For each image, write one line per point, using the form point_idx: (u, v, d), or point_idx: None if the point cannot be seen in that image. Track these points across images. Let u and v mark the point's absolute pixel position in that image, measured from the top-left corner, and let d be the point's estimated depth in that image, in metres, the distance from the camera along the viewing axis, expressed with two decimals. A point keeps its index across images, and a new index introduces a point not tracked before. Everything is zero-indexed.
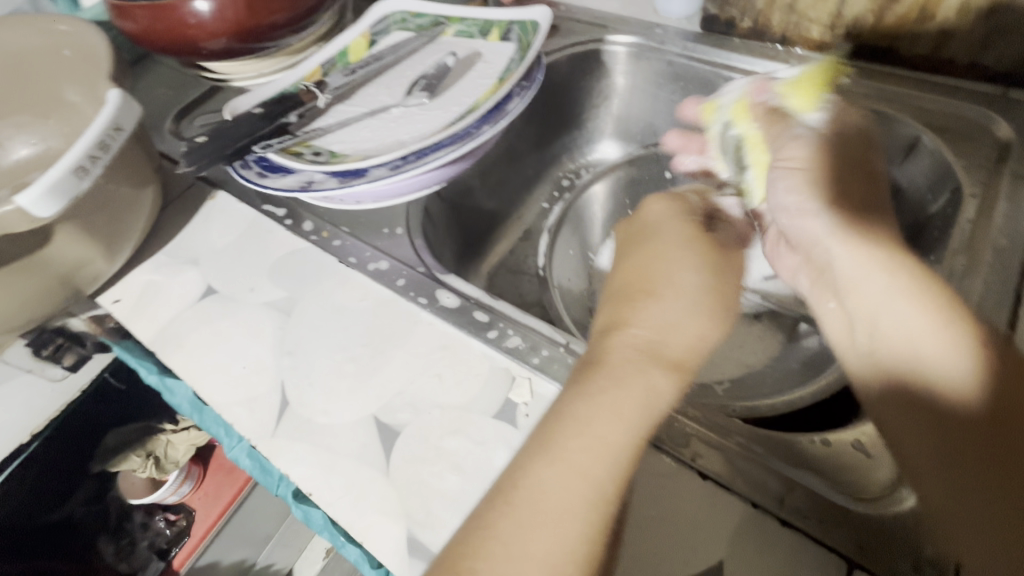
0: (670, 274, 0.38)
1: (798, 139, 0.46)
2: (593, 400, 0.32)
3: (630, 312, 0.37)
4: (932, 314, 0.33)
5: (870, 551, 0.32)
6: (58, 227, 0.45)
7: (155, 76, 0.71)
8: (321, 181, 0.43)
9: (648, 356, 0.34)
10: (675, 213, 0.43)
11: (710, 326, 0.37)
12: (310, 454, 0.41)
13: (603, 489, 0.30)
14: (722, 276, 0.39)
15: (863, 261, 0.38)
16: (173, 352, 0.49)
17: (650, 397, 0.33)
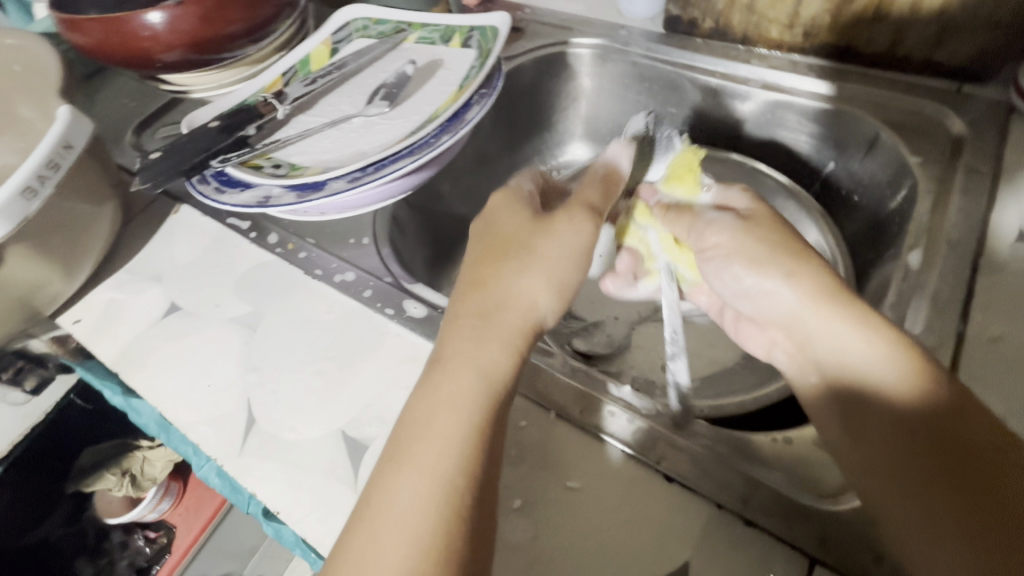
0: (513, 258, 0.37)
1: (714, 224, 0.40)
2: (438, 375, 0.33)
3: (475, 289, 0.37)
4: (871, 331, 0.33)
5: (831, 546, 0.33)
6: (10, 248, 0.44)
7: (115, 88, 0.70)
8: (279, 195, 0.42)
9: (483, 335, 0.34)
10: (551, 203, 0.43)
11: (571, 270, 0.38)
12: (278, 472, 0.41)
13: (453, 478, 0.30)
14: (567, 248, 0.38)
15: (827, 321, 0.35)
16: (136, 372, 0.48)
17: (490, 371, 0.33)
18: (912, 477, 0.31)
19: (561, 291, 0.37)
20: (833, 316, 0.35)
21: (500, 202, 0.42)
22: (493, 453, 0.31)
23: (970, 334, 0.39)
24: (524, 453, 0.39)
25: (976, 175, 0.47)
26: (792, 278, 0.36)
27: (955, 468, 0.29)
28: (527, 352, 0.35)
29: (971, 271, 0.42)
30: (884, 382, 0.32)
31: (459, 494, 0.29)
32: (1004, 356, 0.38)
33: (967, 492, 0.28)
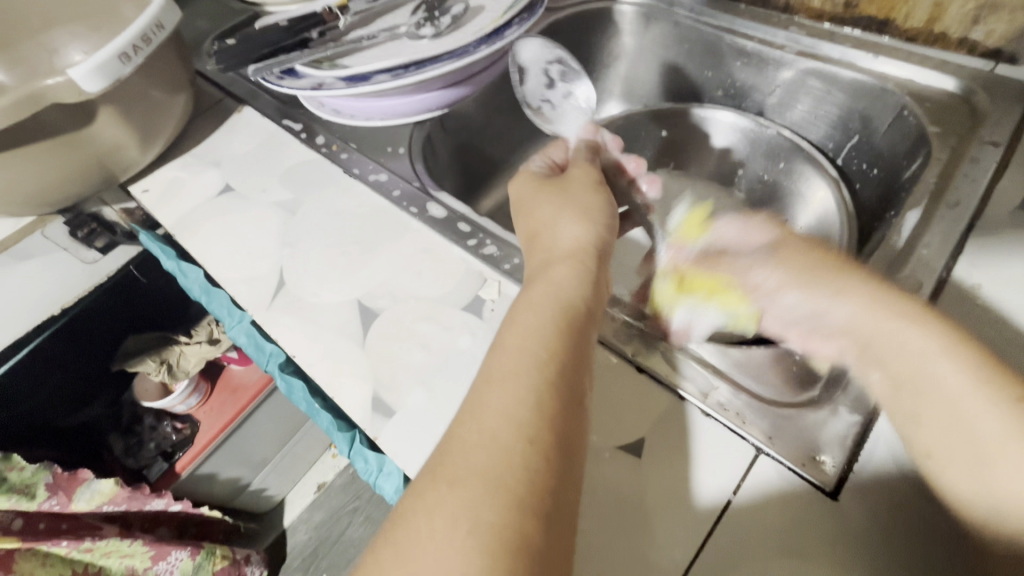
0: (544, 212, 0.44)
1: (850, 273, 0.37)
2: (521, 299, 0.37)
3: (534, 248, 0.42)
4: (924, 323, 0.34)
5: (773, 440, 0.36)
6: (100, 108, 0.51)
7: (198, 4, 0.77)
8: (331, 83, 0.47)
9: (549, 266, 0.39)
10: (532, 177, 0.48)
11: (591, 228, 0.41)
12: (298, 323, 0.46)
13: (537, 394, 0.30)
14: (593, 196, 0.45)
15: (869, 304, 0.35)
16: (189, 236, 0.55)
17: (562, 286, 0.37)
18: (987, 408, 0.30)
19: (602, 220, 0.42)
20: (873, 291, 0.36)
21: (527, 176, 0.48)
22: (577, 372, 0.33)
23: (949, 285, 0.41)
24: None
25: (989, 147, 0.48)
26: (843, 295, 0.36)
27: None
28: (590, 269, 0.39)
29: (964, 231, 0.43)
30: (962, 345, 0.32)
31: (553, 396, 0.31)
32: (980, 306, 0.40)
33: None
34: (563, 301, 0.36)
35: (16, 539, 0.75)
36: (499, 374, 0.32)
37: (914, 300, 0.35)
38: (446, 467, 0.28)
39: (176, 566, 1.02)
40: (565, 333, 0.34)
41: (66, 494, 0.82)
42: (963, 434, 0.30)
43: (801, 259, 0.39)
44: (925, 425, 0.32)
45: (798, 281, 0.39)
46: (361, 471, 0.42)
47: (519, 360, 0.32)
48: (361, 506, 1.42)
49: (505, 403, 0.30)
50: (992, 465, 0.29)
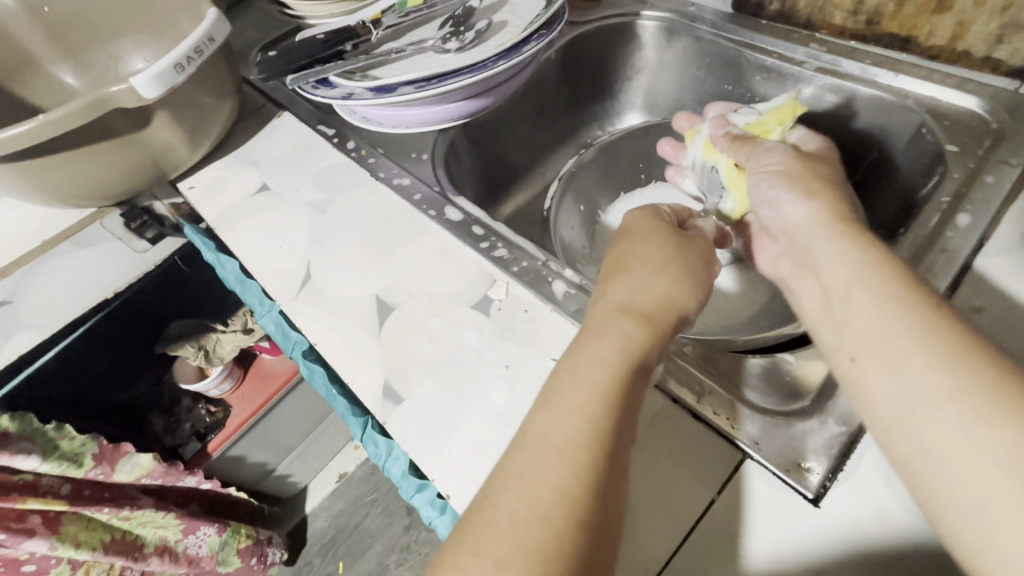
0: (639, 251, 0.42)
1: (772, 151, 0.48)
2: (581, 354, 0.36)
3: (610, 284, 0.41)
4: (899, 304, 0.32)
5: (760, 446, 0.37)
6: (156, 112, 0.57)
7: (247, 15, 0.83)
8: (359, 94, 0.51)
9: (621, 314, 0.38)
10: (651, 217, 0.46)
11: (681, 285, 0.40)
12: (320, 314, 0.50)
13: (585, 468, 0.30)
14: (691, 252, 0.43)
15: (828, 233, 0.39)
16: (228, 231, 0.59)
17: (631, 345, 0.36)
18: (927, 351, 0.30)
19: (689, 278, 0.41)
20: (843, 238, 0.38)
21: (640, 215, 0.46)
22: (624, 443, 0.32)
23: (952, 303, 0.41)
24: (518, 334, 0.45)
25: (1006, 166, 0.47)
26: (812, 197, 0.42)
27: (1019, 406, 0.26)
28: (662, 331, 0.38)
29: (972, 250, 0.43)
30: (942, 340, 0.30)
31: (600, 469, 0.31)
32: (982, 324, 0.40)
33: (987, 368, 0.28)
34: (629, 364, 0.35)
35: (65, 501, 0.83)
36: (544, 439, 0.32)
37: (889, 258, 0.35)
38: (483, 524, 0.29)
39: (204, 541, 1.08)
40: (626, 405, 0.33)
41: (110, 464, 0.89)
42: (901, 374, 0.30)
43: (800, 173, 0.44)
44: (880, 403, 0.31)
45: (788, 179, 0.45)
46: (372, 454, 0.45)
47: (573, 428, 0.32)
48: (379, 497, 1.47)
49: (550, 469, 0.30)
50: (925, 417, 0.28)
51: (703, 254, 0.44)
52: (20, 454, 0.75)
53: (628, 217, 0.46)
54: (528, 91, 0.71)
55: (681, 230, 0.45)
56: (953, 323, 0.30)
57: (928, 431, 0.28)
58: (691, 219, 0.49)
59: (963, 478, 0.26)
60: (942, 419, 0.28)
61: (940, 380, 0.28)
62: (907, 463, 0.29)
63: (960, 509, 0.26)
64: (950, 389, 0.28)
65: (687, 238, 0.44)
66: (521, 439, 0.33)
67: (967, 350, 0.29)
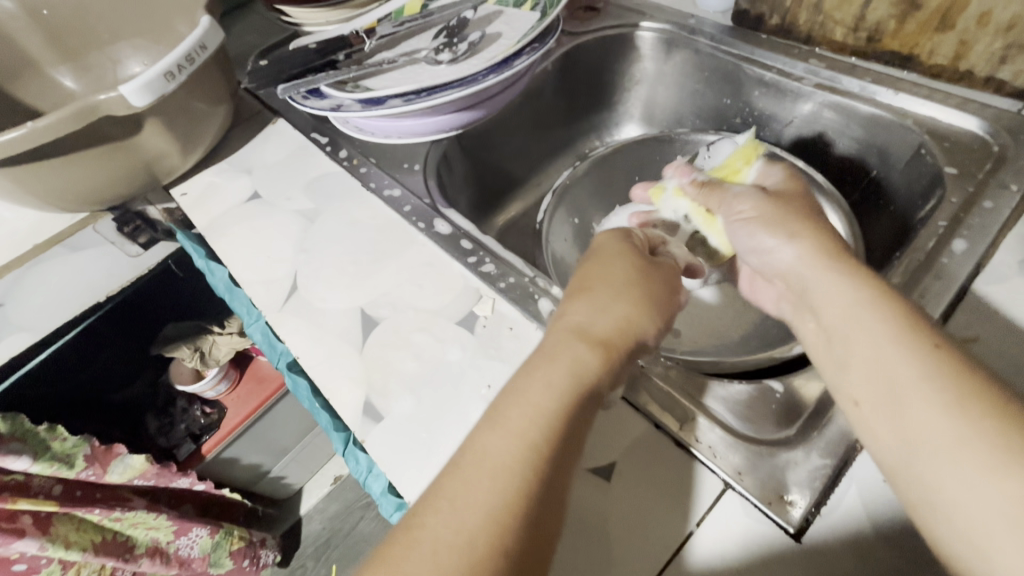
0: (603, 274, 0.42)
1: (742, 196, 0.47)
2: (529, 375, 0.36)
3: (570, 305, 0.41)
4: (885, 325, 0.33)
5: (741, 476, 0.36)
6: (148, 119, 0.57)
7: (247, 20, 0.83)
8: (349, 105, 0.51)
9: (575, 337, 0.38)
10: (618, 240, 0.46)
11: (640, 311, 0.39)
12: (304, 326, 0.50)
13: (517, 493, 0.30)
14: (653, 278, 0.43)
15: (820, 273, 0.38)
16: (218, 238, 0.59)
17: (575, 368, 0.36)
18: (931, 397, 0.30)
19: (649, 304, 0.40)
20: (836, 272, 0.37)
21: (609, 237, 0.47)
22: (561, 471, 0.32)
23: (945, 332, 0.40)
24: (502, 352, 0.45)
25: (1006, 191, 0.46)
26: (796, 238, 0.41)
27: (1000, 414, 0.28)
28: (617, 358, 0.37)
29: (968, 277, 0.42)
30: (938, 365, 0.30)
31: (531, 495, 0.31)
32: (975, 355, 0.39)
33: (993, 416, 0.28)
34: (577, 389, 0.35)
35: (55, 503, 0.82)
36: (474, 461, 0.32)
37: (886, 292, 0.35)
38: (407, 547, 0.29)
39: (196, 543, 1.08)
40: (563, 429, 0.33)
41: (101, 465, 0.89)
42: (905, 421, 0.30)
43: (780, 212, 0.43)
44: (881, 424, 0.32)
45: (766, 223, 0.44)
46: (352, 470, 0.45)
47: (513, 453, 0.32)
48: (373, 501, 1.46)
49: (481, 492, 0.30)
50: (928, 449, 0.29)
51: (664, 280, 0.43)
52: (11, 455, 0.75)
53: (597, 238, 0.47)
54: (524, 101, 0.71)
55: (646, 255, 0.45)
56: (960, 365, 0.30)
57: (935, 480, 0.28)
58: (663, 245, 0.49)
59: (959, 499, 0.27)
60: (950, 472, 0.28)
61: (946, 431, 0.28)
62: (914, 506, 0.30)
63: (973, 564, 0.26)
64: (957, 438, 0.28)
65: (653, 265, 0.44)
66: (460, 460, 0.33)
67: (976, 400, 0.29)
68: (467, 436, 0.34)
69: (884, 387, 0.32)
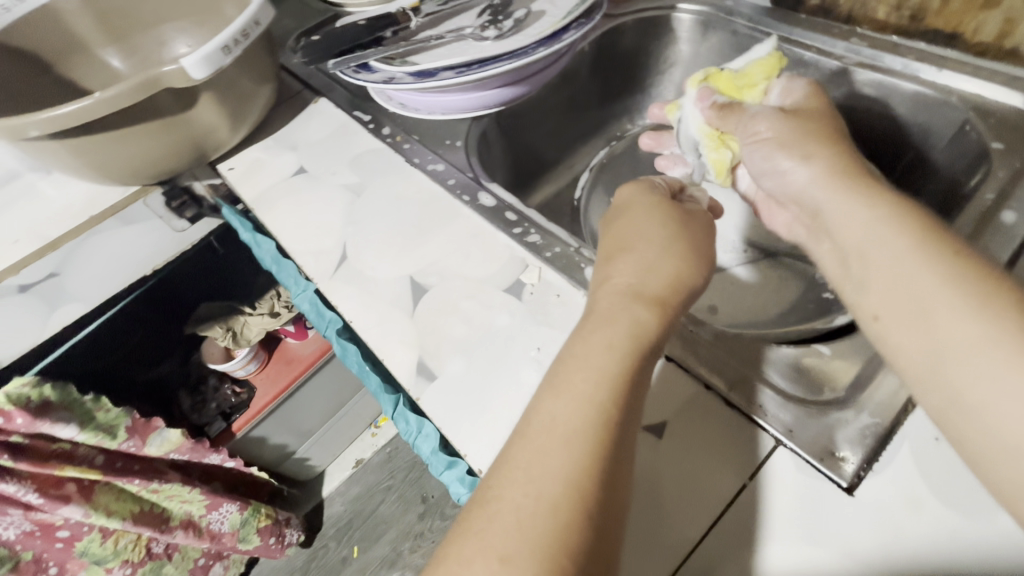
0: (640, 228, 0.42)
1: (762, 115, 0.47)
2: (588, 342, 0.36)
3: (613, 262, 0.41)
4: (905, 242, 0.34)
5: (793, 434, 0.37)
6: (202, 93, 0.59)
7: (286, 4, 0.84)
8: (401, 78, 0.52)
9: (630, 300, 0.38)
10: (649, 192, 0.45)
11: (687, 261, 0.40)
12: (355, 293, 0.51)
13: (591, 459, 0.31)
14: (691, 229, 0.42)
15: (841, 191, 0.39)
16: (267, 211, 0.61)
17: (633, 331, 0.36)
18: (947, 302, 0.31)
19: (693, 253, 0.41)
20: (859, 193, 0.38)
21: (635, 189, 0.46)
22: (627, 425, 0.33)
23: None
24: (550, 318, 0.46)
25: None
26: (810, 159, 0.42)
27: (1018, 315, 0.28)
28: (671, 315, 0.38)
29: (1016, 247, 0.43)
30: (960, 273, 0.31)
31: (605, 458, 0.32)
32: None
33: (1011, 312, 0.29)
34: (636, 351, 0.35)
35: (100, 472, 0.86)
36: (548, 432, 0.33)
37: (904, 209, 0.36)
38: (490, 519, 0.30)
39: (227, 518, 1.11)
40: (625, 392, 0.34)
41: (141, 437, 0.91)
42: (929, 329, 0.31)
43: (793, 133, 0.44)
44: (901, 341, 0.33)
45: (779, 145, 0.45)
46: (403, 431, 0.46)
47: (579, 417, 0.33)
48: (395, 485, 1.49)
49: (555, 459, 0.31)
50: (948, 359, 0.30)
51: (704, 231, 0.43)
52: (59, 423, 0.78)
53: (625, 191, 0.46)
54: (561, 82, 0.71)
55: (677, 202, 0.45)
56: (975, 268, 0.31)
57: (955, 380, 0.29)
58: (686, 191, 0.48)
59: (982, 399, 0.28)
60: (973, 370, 0.29)
61: (966, 331, 0.29)
62: (942, 414, 0.30)
63: (1005, 460, 0.27)
64: (978, 340, 0.29)
65: (687, 211, 0.44)
66: (528, 429, 0.33)
67: (985, 295, 0.30)
68: (531, 405, 0.35)
69: (903, 304, 0.33)
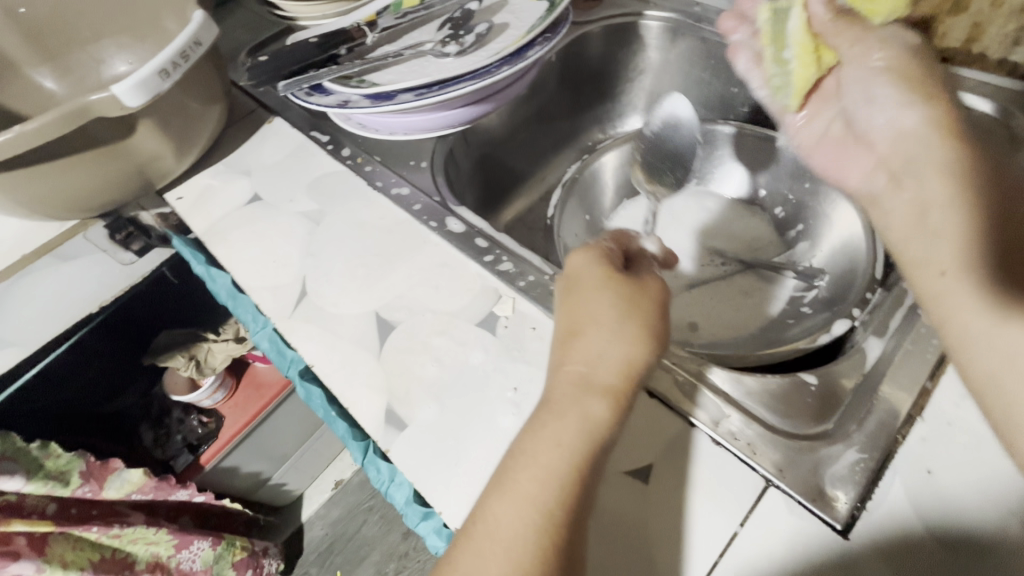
0: (591, 311, 0.39)
1: (885, 41, 0.46)
2: (537, 436, 0.34)
3: (566, 352, 0.38)
4: (962, 205, 0.38)
5: (784, 474, 0.35)
6: (140, 120, 0.54)
7: (235, 15, 0.79)
8: (356, 101, 0.49)
9: (581, 392, 0.35)
10: (597, 264, 0.42)
11: (641, 349, 0.37)
12: (317, 335, 0.48)
13: (537, 571, 0.30)
14: (643, 305, 0.39)
15: (936, 142, 0.41)
16: (220, 243, 0.57)
17: (587, 426, 0.34)
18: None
19: (647, 337, 0.38)
20: (950, 149, 0.40)
21: (586, 257, 0.43)
22: (578, 532, 0.32)
23: None
24: (525, 353, 0.44)
25: None
26: (915, 106, 0.43)
27: None
28: (625, 405, 0.36)
29: None
30: (992, 219, 0.36)
31: (549, 564, 0.30)
32: None
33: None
34: (590, 444, 0.34)
35: (51, 522, 0.79)
36: (494, 530, 0.31)
37: (993, 219, 0.36)
38: None
39: (198, 555, 1.05)
40: (576, 488, 0.32)
41: (98, 481, 0.86)
42: (961, 304, 0.33)
43: (908, 70, 0.44)
44: (947, 318, 0.34)
45: (892, 79, 0.45)
46: (374, 479, 0.43)
47: (523, 523, 0.31)
48: (376, 505, 1.44)
49: (497, 568, 0.30)
50: (1001, 355, 0.30)
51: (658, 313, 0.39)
52: None
53: (572, 260, 0.43)
54: (529, 94, 0.69)
55: (632, 277, 0.41)
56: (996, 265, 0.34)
57: (1021, 395, 0.29)
58: (637, 253, 0.45)
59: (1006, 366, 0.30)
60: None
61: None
62: (1011, 434, 0.30)
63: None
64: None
65: (639, 284, 0.41)
66: (470, 530, 0.32)
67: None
68: (477, 503, 0.33)
69: (976, 260, 0.35)
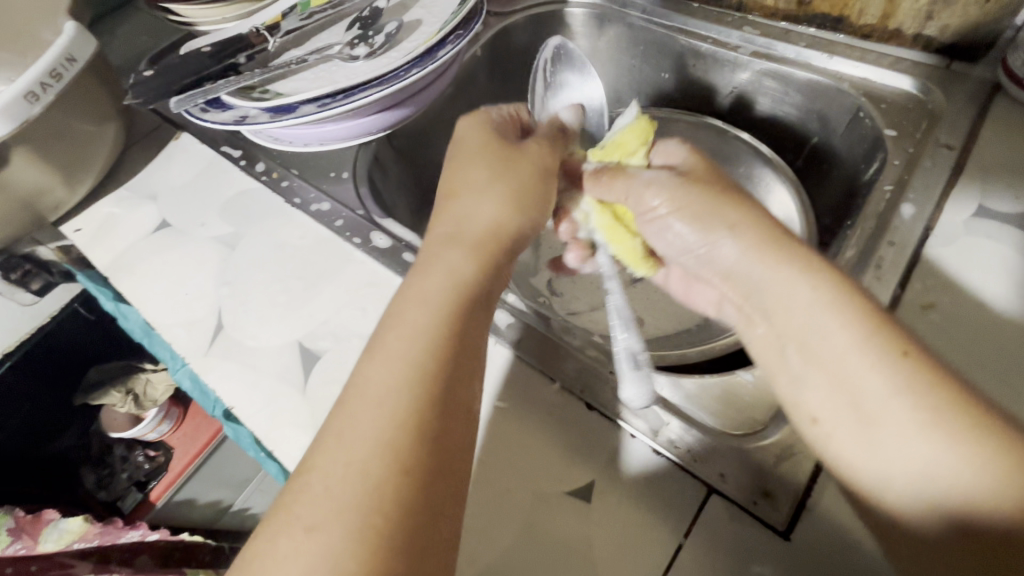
0: (467, 176, 0.40)
1: (653, 183, 0.38)
2: (391, 367, 0.30)
3: (443, 211, 0.39)
4: (838, 314, 0.29)
5: (726, 479, 0.34)
6: (14, 150, 0.48)
7: (133, 22, 0.73)
8: (255, 116, 0.45)
9: (454, 225, 0.37)
10: (482, 126, 0.43)
11: (515, 205, 0.38)
12: (238, 372, 0.44)
13: (381, 483, 0.26)
14: (521, 165, 0.40)
15: (769, 267, 0.32)
16: (125, 278, 0.52)
17: (451, 273, 0.34)
18: (910, 420, 0.25)
19: (521, 198, 0.39)
20: (791, 270, 0.31)
21: (472, 122, 0.44)
22: (440, 437, 0.28)
23: (905, 299, 0.40)
24: None
25: (944, 150, 0.46)
26: (737, 230, 0.33)
27: (966, 428, 0.24)
28: (501, 254, 0.37)
29: (918, 240, 0.42)
30: (874, 333, 0.28)
31: (433, 417, 0.28)
32: (935, 323, 0.39)
33: (971, 436, 0.24)
34: (463, 292, 0.34)
35: None
36: (362, 405, 0.28)
37: (847, 293, 0.29)
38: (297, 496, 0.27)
39: None
40: (433, 380, 0.29)
41: (31, 536, 0.81)
42: (880, 446, 0.26)
43: (696, 200, 0.35)
44: (836, 435, 0.29)
45: (688, 212, 0.36)
46: None
47: (399, 395, 0.28)
48: None
49: (368, 430, 0.27)
50: (892, 485, 0.26)
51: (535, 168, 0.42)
52: None
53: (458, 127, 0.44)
54: (456, 91, 0.66)
55: (509, 142, 0.42)
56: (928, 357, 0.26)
57: (905, 511, 0.26)
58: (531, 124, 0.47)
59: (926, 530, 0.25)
60: (921, 502, 0.25)
61: (923, 470, 0.25)
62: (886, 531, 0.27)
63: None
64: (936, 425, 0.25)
65: (516, 149, 0.42)
66: (349, 398, 0.29)
67: (947, 411, 0.25)
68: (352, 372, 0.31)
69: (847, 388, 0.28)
